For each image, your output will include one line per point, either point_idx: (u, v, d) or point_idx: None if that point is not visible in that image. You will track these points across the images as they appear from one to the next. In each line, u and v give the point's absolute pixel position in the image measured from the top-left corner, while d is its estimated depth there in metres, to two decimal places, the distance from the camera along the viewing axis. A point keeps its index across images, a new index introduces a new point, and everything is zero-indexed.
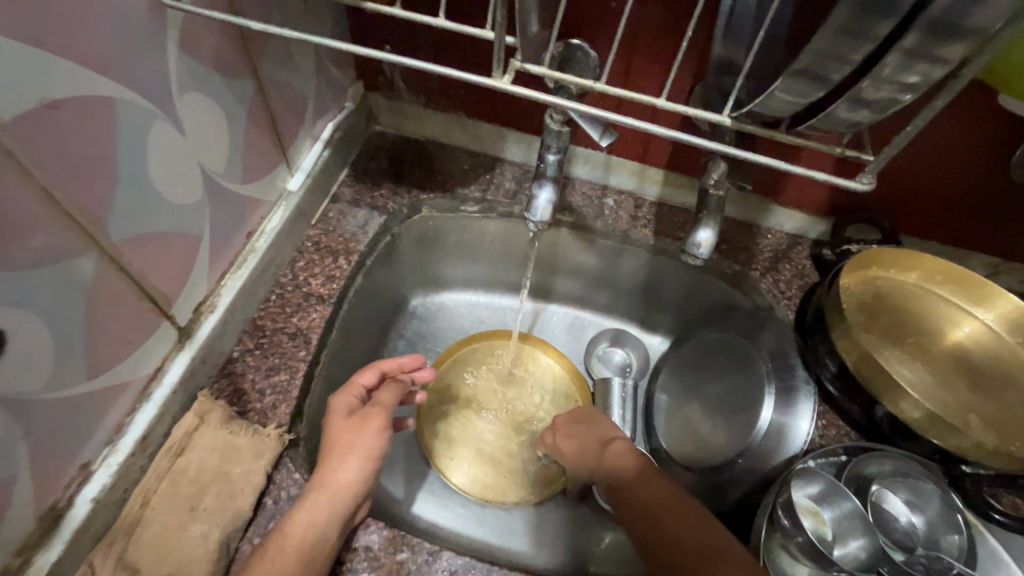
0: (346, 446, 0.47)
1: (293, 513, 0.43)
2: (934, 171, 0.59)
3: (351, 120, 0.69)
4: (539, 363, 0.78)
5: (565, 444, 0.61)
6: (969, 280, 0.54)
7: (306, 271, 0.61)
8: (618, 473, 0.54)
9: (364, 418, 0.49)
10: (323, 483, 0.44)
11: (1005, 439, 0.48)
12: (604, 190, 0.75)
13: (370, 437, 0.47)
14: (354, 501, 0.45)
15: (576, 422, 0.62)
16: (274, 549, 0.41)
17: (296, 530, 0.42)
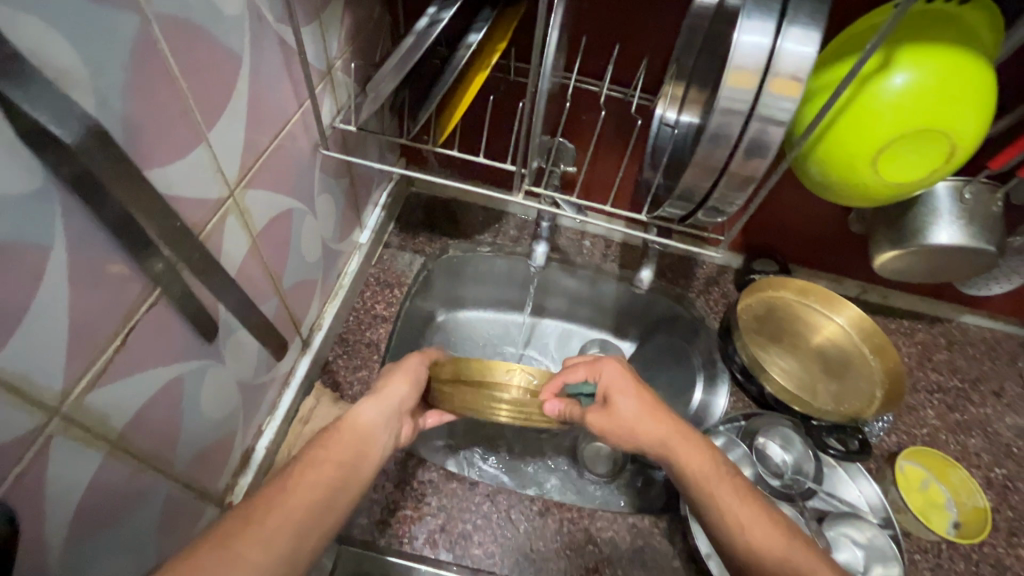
0: (387, 379, 0.60)
1: (358, 408, 0.57)
2: (804, 222, 0.87)
3: (397, 187, 0.95)
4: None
5: (628, 405, 0.58)
6: (821, 296, 0.81)
7: (372, 299, 0.86)
8: (673, 442, 0.57)
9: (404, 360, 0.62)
10: (380, 389, 0.59)
11: (838, 401, 0.75)
12: (582, 234, 1.02)
13: (412, 369, 0.61)
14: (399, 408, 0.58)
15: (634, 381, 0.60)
16: (347, 429, 0.55)
17: (361, 419, 0.56)
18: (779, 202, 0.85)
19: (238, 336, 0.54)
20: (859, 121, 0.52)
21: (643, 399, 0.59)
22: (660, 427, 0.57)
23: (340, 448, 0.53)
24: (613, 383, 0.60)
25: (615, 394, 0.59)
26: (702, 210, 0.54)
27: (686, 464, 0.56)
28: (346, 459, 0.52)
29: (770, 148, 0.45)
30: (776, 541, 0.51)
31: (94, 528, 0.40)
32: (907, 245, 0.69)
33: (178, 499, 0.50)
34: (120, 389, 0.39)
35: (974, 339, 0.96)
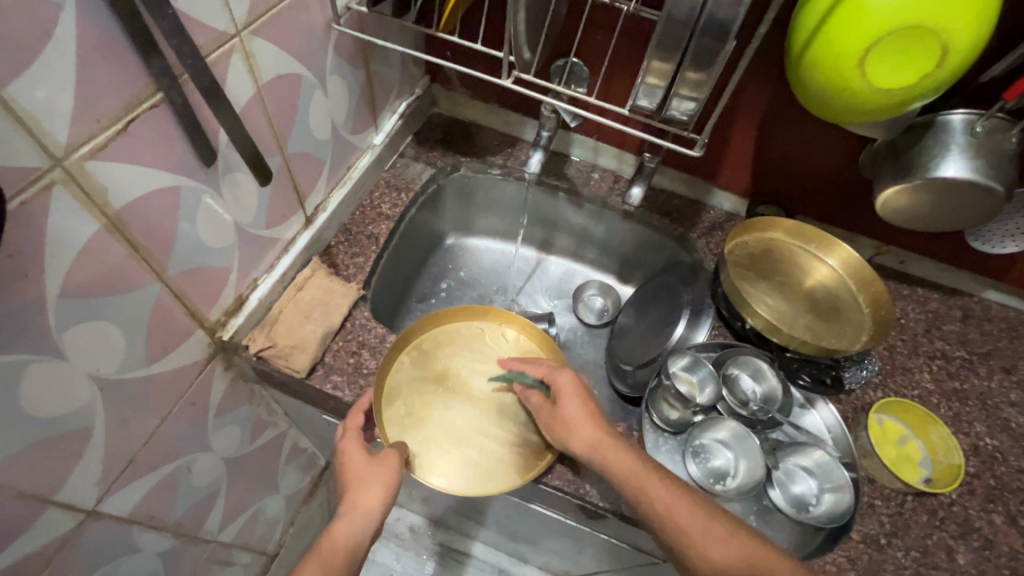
0: (363, 484, 0.62)
1: (335, 524, 0.60)
2: (815, 166, 0.84)
3: (418, 101, 1.00)
4: (504, 340, 0.79)
5: (571, 409, 0.64)
6: (815, 237, 0.80)
7: (379, 199, 0.91)
8: (603, 449, 0.60)
9: (373, 461, 0.64)
10: (354, 507, 0.61)
11: (817, 336, 0.73)
12: (593, 167, 1.03)
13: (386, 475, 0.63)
14: (374, 518, 0.61)
15: (582, 402, 0.65)
16: (325, 549, 0.57)
17: (336, 537, 0.58)
18: (790, 141, 0.83)
19: (237, 175, 0.60)
20: (849, 21, 0.51)
21: (586, 403, 0.65)
22: (596, 428, 0.62)
23: (326, 557, 0.56)
24: (564, 387, 0.66)
25: (566, 397, 0.65)
26: (674, 95, 0.57)
27: (616, 463, 0.59)
28: (338, 564, 0.56)
29: (732, 23, 0.46)
30: (709, 534, 0.54)
31: (89, 287, 0.46)
32: (913, 179, 0.67)
33: (170, 306, 0.57)
34: (117, 169, 0.45)
35: (993, 317, 0.90)
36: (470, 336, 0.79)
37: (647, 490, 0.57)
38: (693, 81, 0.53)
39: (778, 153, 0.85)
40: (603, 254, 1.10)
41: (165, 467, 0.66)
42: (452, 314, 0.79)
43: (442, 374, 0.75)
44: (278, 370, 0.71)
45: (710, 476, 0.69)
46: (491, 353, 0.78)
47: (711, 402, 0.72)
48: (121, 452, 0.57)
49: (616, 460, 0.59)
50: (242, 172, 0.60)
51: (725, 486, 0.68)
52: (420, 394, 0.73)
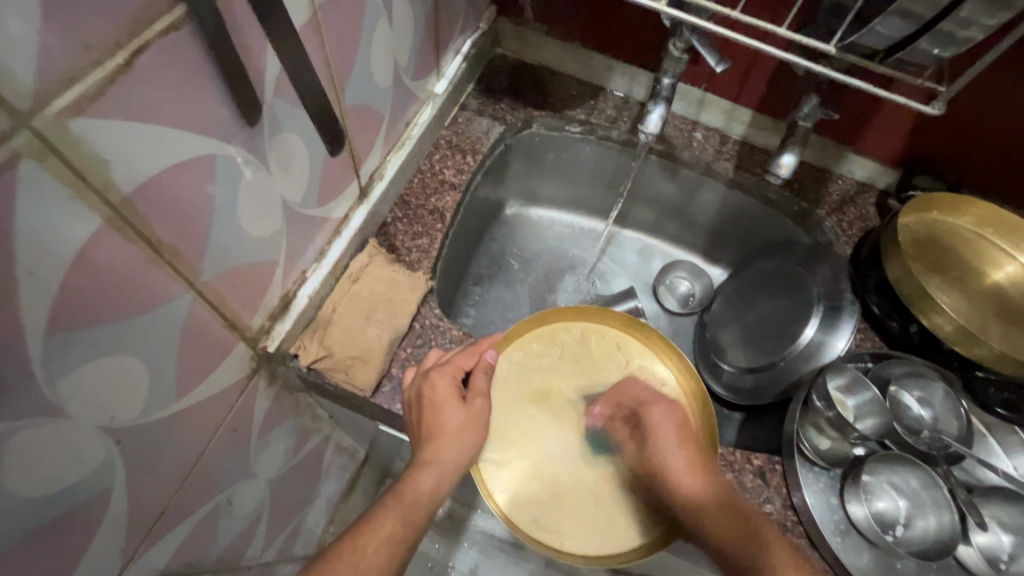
0: (456, 428, 0.54)
1: (419, 470, 0.54)
2: (1004, 126, 0.66)
3: (482, 39, 0.81)
4: (647, 368, 0.63)
5: (670, 454, 0.57)
6: (1005, 225, 0.63)
7: (440, 163, 0.74)
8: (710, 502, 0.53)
9: (467, 408, 0.55)
10: (443, 456, 0.53)
11: (1017, 350, 0.58)
12: (694, 125, 0.84)
13: (476, 427, 0.55)
14: (461, 467, 0.54)
15: (682, 431, 0.58)
16: (408, 498, 0.53)
17: (418, 487, 0.53)
18: (976, 95, 0.65)
19: (285, 137, 0.43)
20: None
21: (675, 420, 0.58)
22: (685, 456, 0.56)
23: (404, 507, 0.52)
24: (658, 425, 0.58)
25: (660, 440, 0.58)
26: (927, 35, 0.41)
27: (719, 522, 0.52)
28: (418, 516, 0.53)
29: None
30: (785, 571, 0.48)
31: (91, 313, 0.31)
32: None
33: (205, 319, 0.41)
34: (125, 133, 0.29)
35: None
36: (592, 344, 0.64)
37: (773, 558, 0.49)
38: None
39: (954, 109, 0.67)
40: (692, 230, 0.93)
41: (203, 508, 0.53)
42: (571, 312, 0.64)
43: (547, 390, 0.62)
44: (335, 385, 0.57)
45: (876, 524, 0.55)
46: (625, 380, 0.62)
47: (876, 434, 0.58)
48: (150, 506, 0.44)
49: (704, 505, 0.53)
50: (291, 131, 0.43)
51: (896, 538, 0.54)
52: (520, 416, 0.60)
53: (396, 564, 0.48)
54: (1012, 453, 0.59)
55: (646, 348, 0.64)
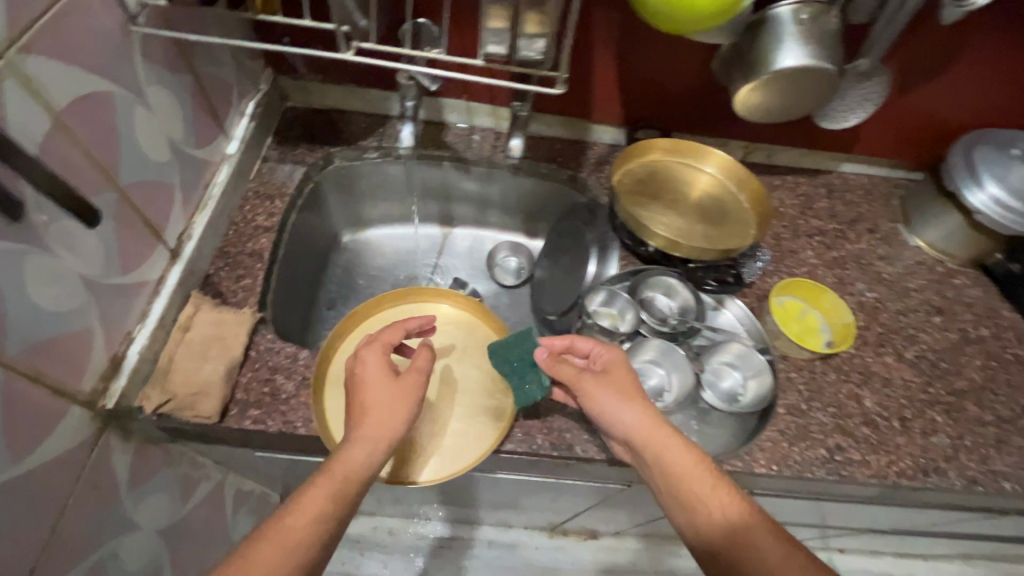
0: (612, 405, 0.61)
1: (347, 446, 0.57)
2: (676, 82, 0.87)
3: (267, 98, 0.91)
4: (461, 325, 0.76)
5: (621, 409, 0.61)
6: (678, 149, 0.84)
7: (252, 212, 0.83)
8: (671, 452, 0.58)
9: (397, 382, 0.62)
10: (377, 429, 0.59)
11: (713, 242, 0.78)
12: (471, 129, 1.00)
13: (651, 429, 0.59)
14: (392, 440, 0.60)
15: (628, 387, 0.63)
16: (341, 474, 0.55)
17: (349, 461, 0.56)
18: (649, 63, 0.85)
19: (60, 224, 0.51)
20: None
21: (690, 452, 0.58)
22: (710, 489, 0.56)
23: (338, 482, 0.55)
24: (614, 376, 0.64)
25: (630, 390, 0.63)
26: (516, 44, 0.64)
27: (677, 469, 0.57)
28: (350, 490, 0.55)
29: None
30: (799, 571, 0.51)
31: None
32: (757, 78, 0.72)
33: (23, 391, 0.49)
34: None
35: (853, 186, 1.00)
36: (416, 319, 0.76)
37: (688, 477, 0.57)
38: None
39: (639, 76, 0.87)
40: (505, 214, 1.10)
41: (82, 563, 0.58)
42: (388, 298, 0.75)
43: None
44: (186, 423, 0.64)
45: (650, 396, 0.72)
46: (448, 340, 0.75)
47: (634, 328, 0.75)
48: (16, 563, 0.50)
49: (665, 457, 0.58)
50: (65, 220, 0.52)
51: (664, 402, 0.72)
52: None
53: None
54: (727, 307, 0.79)
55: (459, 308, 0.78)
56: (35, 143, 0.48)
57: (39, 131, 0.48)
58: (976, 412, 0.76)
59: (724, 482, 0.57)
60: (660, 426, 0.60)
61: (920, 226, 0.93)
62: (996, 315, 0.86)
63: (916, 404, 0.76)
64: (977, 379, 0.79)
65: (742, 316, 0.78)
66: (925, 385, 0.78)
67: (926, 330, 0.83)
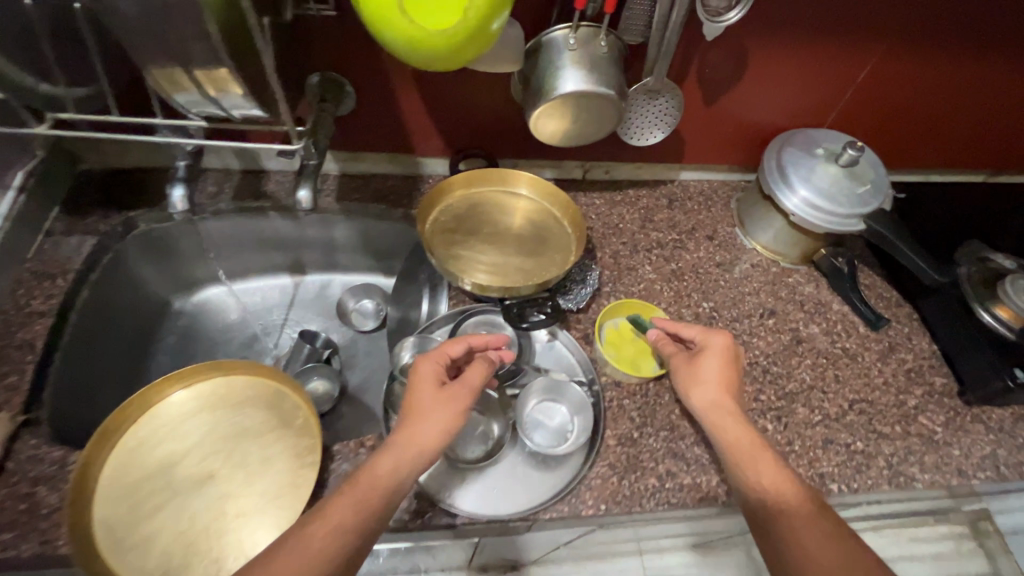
0: (697, 378, 0.66)
1: (377, 458, 0.55)
2: (488, 110, 0.85)
3: (47, 165, 0.82)
4: (263, 396, 0.68)
5: (707, 386, 0.64)
6: (484, 176, 0.81)
7: (26, 296, 0.74)
8: (744, 444, 0.60)
9: (440, 393, 0.60)
10: (406, 442, 0.57)
11: (529, 275, 0.76)
12: (295, 174, 0.94)
13: (727, 416, 0.62)
14: (420, 462, 0.56)
15: (725, 369, 0.65)
16: (363, 485, 0.53)
17: (378, 473, 0.54)
18: (455, 95, 0.82)
19: None
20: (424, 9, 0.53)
21: (751, 433, 0.60)
22: (772, 477, 0.57)
23: (362, 491, 0.53)
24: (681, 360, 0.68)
25: (716, 371, 0.65)
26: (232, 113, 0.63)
27: (743, 445, 0.60)
28: (372, 505, 0.52)
29: None
30: (850, 565, 0.50)
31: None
32: (541, 103, 0.69)
33: None
34: None
35: (693, 194, 1.01)
36: (208, 399, 0.67)
37: (752, 458, 0.58)
38: (228, 84, 0.47)
39: (448, 108, 0.84)
40: (353, 257, 1.04)
41: None
42: (169, 378, 0.66)
43: (169, 463, 0.63)
44: None
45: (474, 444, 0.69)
46: (248, 415, 0.67)
47: None
48: None
49: (728, 430, 0.61)
50: None
51: (488, 449, 0.69)
52: (140, 495, 0.60)
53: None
54: (556, 337, 0.78)
55: (259, 376, 0.69)
56: None
57: None
58: (804, 414, 0.76)
59: (783, 466, 0.58)
60: (730, 414, 0.62)
61: (752, 229, 0.94)
62: (825, 310, 0.88)
63: (747, 414, 0.76)
64: (806, 379, 0.80)
65: (570, 345, 0.78)
66: (756, 393, 0.78)
67: (759, 334, 0.84)
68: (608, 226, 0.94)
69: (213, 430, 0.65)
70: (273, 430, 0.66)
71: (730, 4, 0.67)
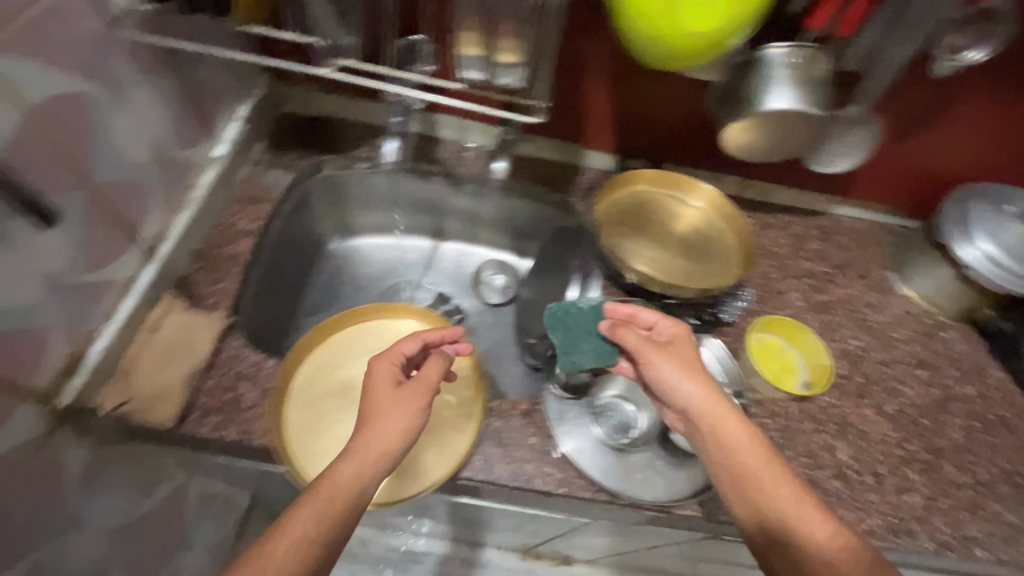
0: (674, 376, 0.61)
1: (335, 465, 0.53)
2: (669, 113, 0.87)
3: (262, 102, 0.91)
4: None
5: (684, 390, 0.60)
6: (665, 180, 0.84)
7: (236, 215, 0.83)
8: (740, 452, 0.56)
9: (395, 392, 0.59)
10: (365, 447, 0.55)
11: (693, 278, 0.78)
12: (465, 146, 0.99)
13: (719, 408, 0.58)
14: (387, 460, 0.55)
15: (687, 364, 0.61)
16: (325, 493, 0.51)
17: (337, 478, 0.52)
18: (642, 95, 0.85)
19: (23, 222, 0.51)
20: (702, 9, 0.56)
21: (748, 429, 0.58)
22: (787, 490, 0.54)
23: (322, 502, 0.50)
24: (645, 353, 0.63)
25: (693, 371, 0.61)
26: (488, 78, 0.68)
27: (740, 453, 0.56)
28: (338, 510, 0.50)
29: None
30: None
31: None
32: (748, 114, 0.70)
33: None
34: None
35: (847, 230, 0.99)
36: (386, 336, 0.74)
37: (759, 474, 0.55)
38: None
39: (632, 106, 0.87)
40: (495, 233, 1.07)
41: (20, 565, 0.57)
42: (357, 313, 0.74)
43: (350, 384, 0.70)
44: (142, 425, 0.64)
45: (617, 432, 0.71)
46: None
47: (607, 361, 0.74)
48: None
49: (730, 435, 0.57)
50: (21, 217, 0.51)
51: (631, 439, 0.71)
52: (326, 407, 0.68)
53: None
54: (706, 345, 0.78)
55: (430, 324, 0.76)
56: (11, 136, 0.49)
57: (12, 126, 0.49)
58: (952, 473, 0.74)
59: (829, 514, 0.53)
60: (731, 420, 0.58)
61: (911, 275, 0.91)
62: (982, 373, 0.84)
63: (892, 460, 0.74)
64: (957, 439, 0.77)
65: (721, 354, 0.76)
66: (901, 441, 0.76)
67: (909, 383, 0.82)
68: (759, 246, 0.93)
69: None
70: (439, 374, 0.73)
71: (970, 44, 0.69)
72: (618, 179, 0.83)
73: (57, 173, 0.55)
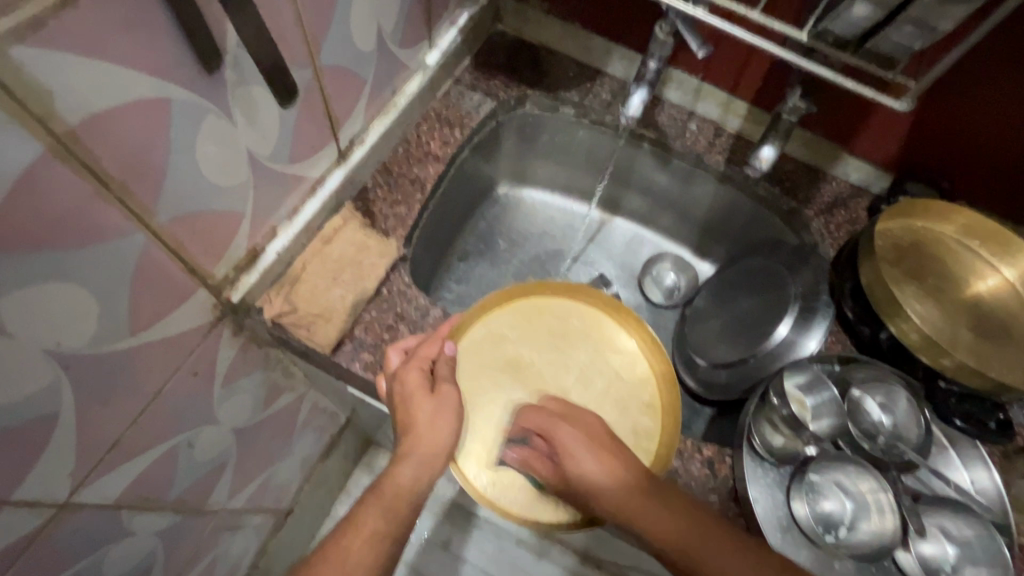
0: (567, 458, 0.54)
1: (397, 465, 0.53)
2: (998, 133, 0.64)
3: (481, 13, 0.80)
4: (613, 339, 0.64)
5: (584, 462, 0.53)
6: (993, 237, 0.62)
7: (427, 134, 0.74)
8: (626, 503, 0.52)
9: (435, 397, 0.55)
10: (420, 445, 0.54)
11: (985, 363, 0.58)
12: (689, 115, 0.82)
13: (590, 480, 0.53)
14: (441, 459, 0.55)
15: (590, 437, 0.54)
16: (389, 494, 0.52)
17: (398, 480, 0.53)
18: (973, 101, 0.63)
19: (251, 89, 0.44)
20: None
21: (605, 468, 0.53)
22: (669, 522, 0.51)
23: (387, 503, 0.52)
24: (568, 444, 0.54)
25: (571, 453, 0.54)
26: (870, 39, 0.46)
27: (613, 507, 0.52)
28: (402, 510, 0.52)
29: None
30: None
31: (22, 243, 0.32)
32: None
33: (160, 261, 0.43)
34: (60, 62, 0.30)
35: None
36: (564, 319, 0.65)
37: (636, 516, 0.51)
38: None
39: (948, 111, 0.65)
40: (683, 225, 0.90)
41: (159, 448, 0.54)
42: (538, 283, 0.65)
43: (519, 359, 0.62)
44: (297, 341, 0.58)
45: (819, 523, 0.56)
46: (594, 354, 0.63)
47: (828, 434, 0.58)
48: (100, 435, 0.46)
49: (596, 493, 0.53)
50: (248, 82, 0.43)
51: (836, 539, 0.55)
52: (488, 380, 0.61)
53: (366, 556, 0.49)
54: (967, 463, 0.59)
55: (617, 322, 0.64)
56: None
57: None
58: None
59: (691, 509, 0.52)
60: (623, 480, 0.53)
61: None
62: None
63: None
64: None
65: (985, 480, 0.58)
66: None
67: None
68: None
69: (560, 352, 0.63)
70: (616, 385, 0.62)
71: None
72: (891, 214, 0.65)
73: (291, 41, 0.47)
